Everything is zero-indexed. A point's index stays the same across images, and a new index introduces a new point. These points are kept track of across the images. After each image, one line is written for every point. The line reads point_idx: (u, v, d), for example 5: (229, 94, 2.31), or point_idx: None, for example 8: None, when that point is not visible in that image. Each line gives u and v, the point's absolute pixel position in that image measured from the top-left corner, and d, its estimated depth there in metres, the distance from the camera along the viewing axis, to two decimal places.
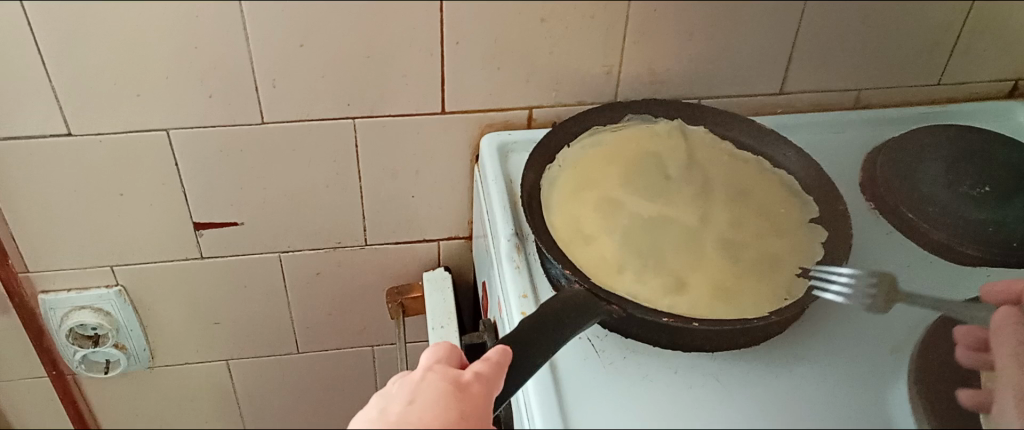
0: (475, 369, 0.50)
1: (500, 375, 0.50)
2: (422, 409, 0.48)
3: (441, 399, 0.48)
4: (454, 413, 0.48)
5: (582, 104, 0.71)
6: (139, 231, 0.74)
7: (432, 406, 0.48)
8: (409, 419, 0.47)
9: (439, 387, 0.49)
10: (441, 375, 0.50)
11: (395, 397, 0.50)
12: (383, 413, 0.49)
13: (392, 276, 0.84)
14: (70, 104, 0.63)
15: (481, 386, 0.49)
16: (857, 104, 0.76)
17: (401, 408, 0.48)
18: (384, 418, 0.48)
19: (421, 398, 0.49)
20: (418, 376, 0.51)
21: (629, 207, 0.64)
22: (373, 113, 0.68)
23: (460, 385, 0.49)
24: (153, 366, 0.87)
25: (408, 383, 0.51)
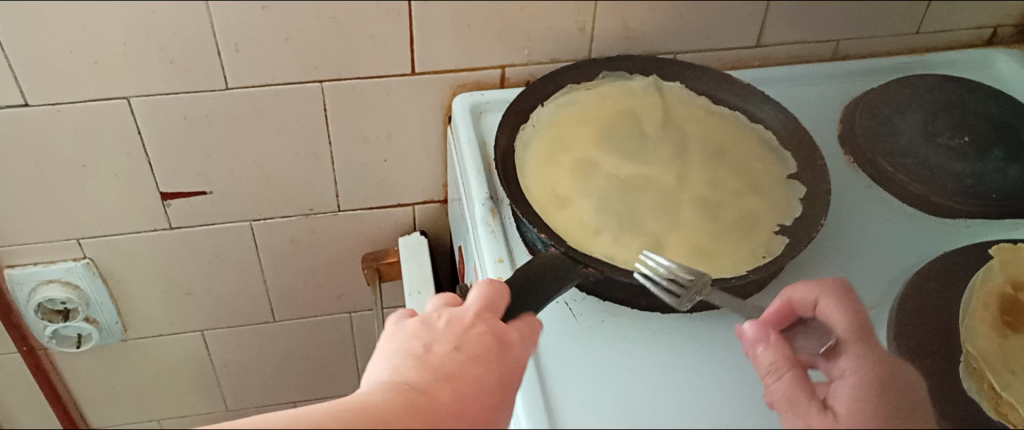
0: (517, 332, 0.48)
1: (530, 345, 0.49)
2: (469, 361, 0.44)
3: (488, 355, 0.45)
4: (497, 378, 0.45)
5: (556, 61, 0.70)
6: (104, 202, 0.72)
7: (479, 361, 0.45)
8: (456, 369, 0.44)
9: (486, 340, 0.46)
10: (489, 325, 0.47)
11: (437, 336, 0.46)
12: (426, 352, 0.45)
13: (367, 242, 0.83)
14: (25, 73, 0.61)
15: (519, 352, 0.47)
16: (835, 56, 0.75)
17: (448, 352, 0.45)
18: (427, 359, 0.44)
19: (469, 347, 0.45)
20: (465, 319, 0.47)
21: (605, 167, 0.63)
22: (341, 76, 0.66)
23: (505, 346, 0.47)
24: (127, 338, 0.86)
25: (453, 324, 0.47)
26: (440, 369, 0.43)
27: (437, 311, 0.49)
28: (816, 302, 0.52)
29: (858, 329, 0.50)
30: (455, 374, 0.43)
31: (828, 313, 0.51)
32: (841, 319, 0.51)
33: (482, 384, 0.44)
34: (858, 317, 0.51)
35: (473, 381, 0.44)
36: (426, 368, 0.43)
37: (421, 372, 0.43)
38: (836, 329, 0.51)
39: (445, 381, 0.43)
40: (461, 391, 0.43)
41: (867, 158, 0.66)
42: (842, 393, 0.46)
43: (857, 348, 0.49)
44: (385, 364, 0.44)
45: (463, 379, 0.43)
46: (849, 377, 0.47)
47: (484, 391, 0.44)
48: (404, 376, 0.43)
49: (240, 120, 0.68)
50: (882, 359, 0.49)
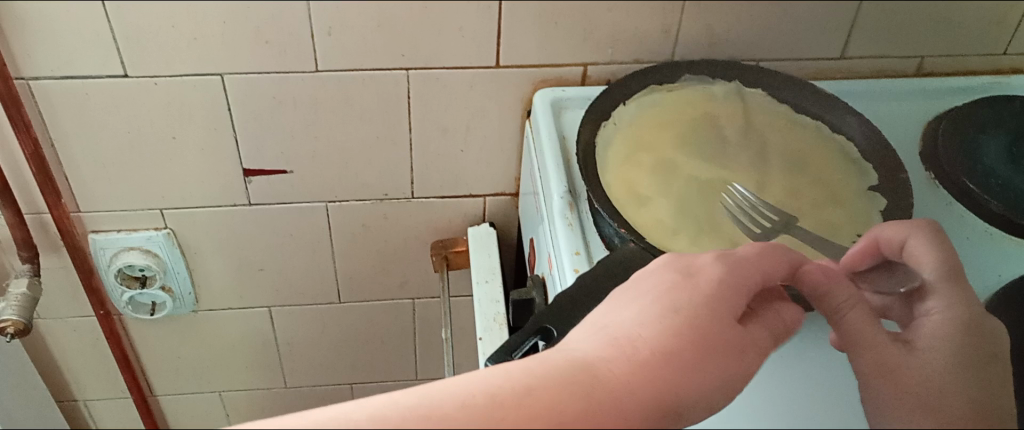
0: (711, 268, 0.44)
1: (745, 275, 0.44)
2: (655, 315, 0.42)
3: (678, 306, 0.42)
4: (691, 320, 0.41)
5: (638, 62, 0.70)
6: (189, 175, 0.74)
7: (665, 314, 0.42)
8: (639, 326, 0.41)
9: (675, 287, 0.43)
10: (677, 274, 0.44)
11: (630, 297, 0.44)
12: (613, 318, 0.43)
13: (436, 230, 0.84)
14: (127, 46, 0.63)
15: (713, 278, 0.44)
16: (918, 72, 0.75)
17: (634, 311, 0.42)
18: (612, 323, 0.42)
19: (657, 299, 0.43)
20: (657, 274, 0.45)
21: (684, 170, 0.63)
22: (427, 65, 0.68)
23: (699, 285, 0.43)
24: (197, 310, 0.88)
25: (646, 281, 0.45)
26: (626, 327, 0.41)
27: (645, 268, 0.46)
28: (904, 241, 0.53)
29: (945, 271, 0.51)
30: (636, 330, 0.41)
31: (917, 254, 0.52)
32: (928, 260, 0.52)
33: (665, 339, 0.40)
34: (943, 257, 0.52)
35: (663, 332, 0.41)
36: (607, 332, 0.42)
37: (603, 335, 0.41)
38: (924, 269, 0.51)
39: (630, 338, 0.41)
40: (647, 345, 0.40)
41: (949, 176, 0.66)
42: (917, 332, 0.47)
43: (944, 291, 0.50)
44: (577, 334, 0.43)
45: (646, 332, 0.41)
46: (928, 319, 0.48)
47: (675, 337, 0.40)
48: (585, 342, 0.41)
49: (325, 103, 0.70)
50: (965, 305, 0.49)
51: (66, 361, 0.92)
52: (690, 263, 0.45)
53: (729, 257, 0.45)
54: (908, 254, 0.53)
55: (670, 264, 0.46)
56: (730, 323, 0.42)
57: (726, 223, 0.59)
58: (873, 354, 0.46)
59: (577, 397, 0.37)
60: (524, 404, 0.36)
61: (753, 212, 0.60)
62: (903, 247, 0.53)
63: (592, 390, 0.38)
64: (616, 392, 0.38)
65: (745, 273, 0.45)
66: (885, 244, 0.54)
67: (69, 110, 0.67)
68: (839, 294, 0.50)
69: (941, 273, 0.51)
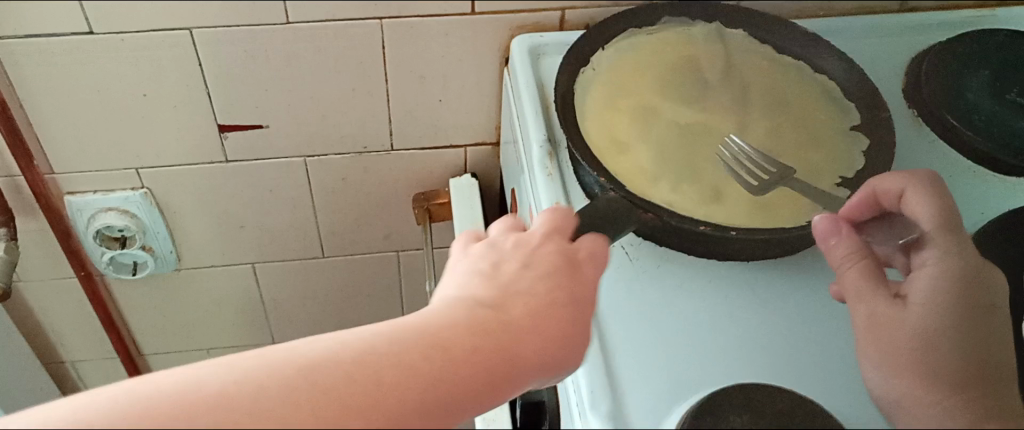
0: (587, 249, 0.50)
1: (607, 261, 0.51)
2: (537, 278, 0.47)
3: (554, 269, 0.48)
4: (566, 294, 0.48)
5: (616, 5, 0.69)
6: (163, 133, 0.73)
7: (544, 275, 0.48)
8: (521, 285, 0.47)
9: (555, 258, 0.49)
10: (557, 245, 0.50)
11: (509, 256, 0.50)
12: (494, 270, 0.48)
13: (418, 183, 0.83)
14: (91, 2, 0.61)
15: (591, 269, 0.50)
16: (901, 8, 0.73)
17: (515, 269, 0.48)
18: (496, 275, 0.48)
19: (538, 265, 0.48)
20: (535, 239, 0.50)
21: (665, 115, 0.63)
22: (401, 13, 0.66)
23: (574, 262, 0.49)
24: (180, 268, 0.88)
25: (525, 242, 0.50)
26: (507, 284, 0.47)
27: (501, 235, 0.52)
28: (902, 193, 0.55)
29: (943, 223, 0.54)
30: (521, 289, 0.47)
31: (916, 209, 0.54)
32: (926, 213, 0.54)
33: (541, 297, 0.47)
34: (942, 208, 0.54)
35: (542, 290, 0.47)
36: (493, 284, 0.47)
37: (487, 285, 0.47)
38: (923, 224, 0.54)
39: (513, 296, 0.46)
40: (529, 307, 0.46)
41: (933, 114, 0.65)
42: (910, 283, 0.51)
43: (944, 241, 0.53)
44: (457, 280, 0.48)
45: (528, 293, 0.47)
46: (927, 272, 0.51)
47: (551, 305, 0.46)
48: (471, 289, 0.47)
49: (298, 55, 0.68)
50: (962, 252, 0.52)
51: (51, 324, 0.92)
52: (568, 234, 0.51)
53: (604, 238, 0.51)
54: (906, 208, 0.54)
55: (529, 231, 0.52)
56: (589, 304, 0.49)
57: (710, 172, 0.58)
58: (868, 305, 0.51)
59: (482, 341, 0.43)
60: (433, 342, 0.42)
61: (751, 165, 0.58)
62: (901, 198, 0.55)
63: (485, 343, 0.43)
64: (508, 346, 0.44)
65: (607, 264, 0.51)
66: (882, 194, 0.55)
67: (34, 69, 0.65)
68: (844, 254, 0.53)
69: (939, 224, 0.53)
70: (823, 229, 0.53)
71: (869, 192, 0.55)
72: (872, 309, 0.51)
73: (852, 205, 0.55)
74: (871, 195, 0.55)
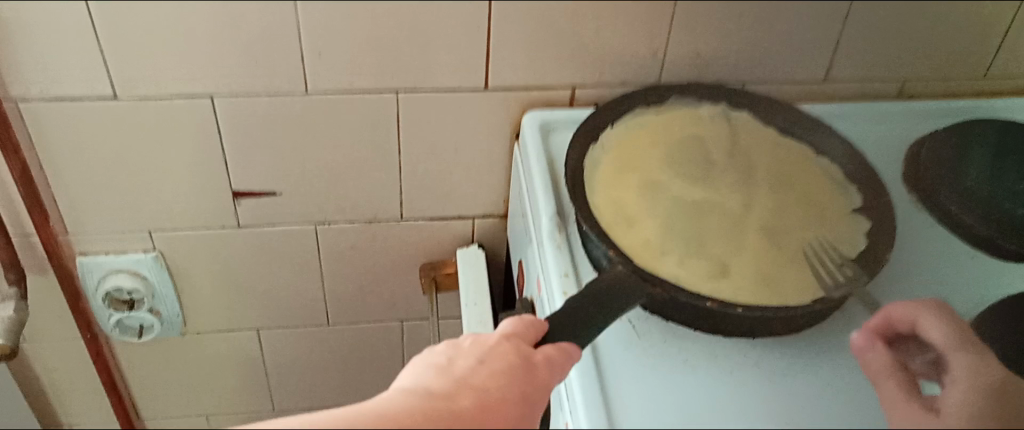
0: (547, 351, 0.50)
1: (566, 364, 0.51)
2: (490, 374, 0.48)
3: (508, 369, 0.48)
4: (516, 392, 0.47)
5: (625, 85, 0.71)
6: (177, 197, 0.74)
7: (498, 373, 0.48)
8: (474, 380, 0.47)
9: (510, 357, 0.49)
10: (516, 346, 0.50)
11: (465, 353, 0.50)
12: (450, 365, 0.49)
13: (426, 252, 0.84)
14: (117, 67, 0.63)
15: (547, 373, 0.50)
16: (901, 95, 0.76)
17: (469, 365, 0.48)
18: (449, 370, 0.48)
19: (492, 362, 0.49)
20: (494, 339, 0.51)
21: (672, 191, 0.64)
22: (416, 86, 0.68)
23: (530, 363, 0.49)
24: (184, 332, 0.88)
25: (482, 342, 0.51)
26: (459, 378, 0.47)
27: (464, 337, 0.53)
28: (914, 319, 0.55)
29: (959, 339, 0.54)
30: (473, 383, 0.47)
31: (930, 330, 0.55)
32: (940, 332, 0.54)
33: (496, 394, 0.47)
34: (955, 324, 0.55)
35: (496, 388, 0.47)
36: (445, 378, 0.47)
37: (441, 379, 0.47)
38: (940, 343, 0.54)
39: (463, 389, 0.46)
40: (478, 400, 0.46)
41: (932, 198, 0.67)
42: (941, 396, 0.51)
43: (962, 357, 0.53)
44: (413, 374, 0.49)
45: (481, 387, 0.47)
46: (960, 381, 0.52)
47: (501, 402, 0.46)
48: (424, 382, 0.47)
49: (314, 125, 0.70)
50: (986, 366, 0.53)
51: (52, 385, 0.91)
52: (527, 338, 0.52)
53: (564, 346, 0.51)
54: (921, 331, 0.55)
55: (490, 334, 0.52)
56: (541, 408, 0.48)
57: (716, 247, 0.60)
58: (903, 415, 0.50)
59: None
60: (387, 428, 0.42)
61: (817, 256, 0.59)
62: (914, 324, 0.55)
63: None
64: None
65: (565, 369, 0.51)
66: (896, 320, 0.56)
67: (58, 132, 0.67)
68: (881, 365, 0.54)
69: (955, 342, 0.54)
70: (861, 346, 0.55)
71: (885, 320, 0.56)
72: (907, 420, 0.50)
73: (874, 330, 0.56)
74: (885, 323, 0.56)
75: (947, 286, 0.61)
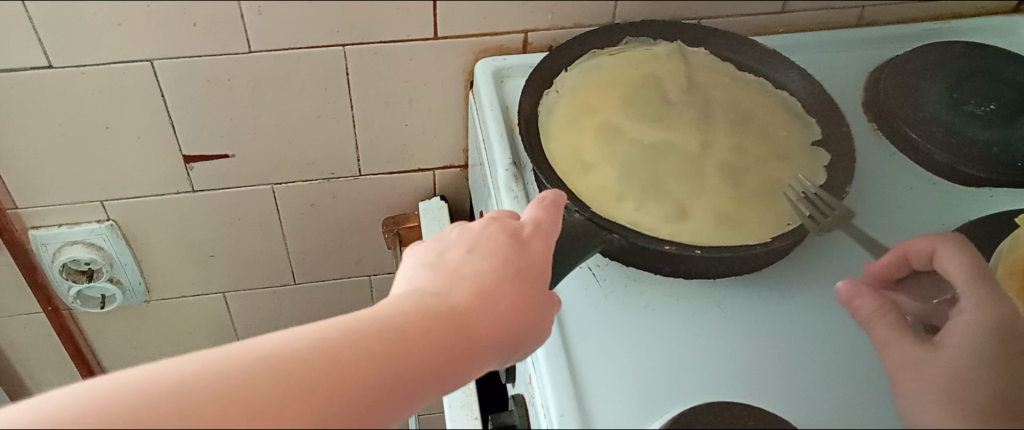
0: (535, 220, 0.51)
1: (555, 231, 0.51)
2: (483, 261, 0.48)
3: (501, 249, 0.49)
4: (514, 271, 0.48)
5: (579, 26, 0.69)
6: (127, 164, 0.72)
7: (493, 254, 0.48)
8: (468, 270, 0.47)
9: (500, 239, 0.50)
10: (503, 225, 0.51)
11: (454, 244, 0.50)
12: (440, 260, 0.49)
13: (388, 207, 0.83)
14: (50, 34, 0.61)
15: (540, 243, 0.50)
16: (860, 22, 0.74)
17: (461, 257, 0.49)
18: (441, 264, 0.48)
19: (483, 248, 0.49)
20: (479, 224, 0.51)
21: (629, 133, 0.63)
22: (364, 39, 0.66)
23: (521, 240, 0.50)
24: (149, 299, 0.87)
25: (469, 230, 0.51)
26: (454, 270, 0.48)
27: (445, 230, 0.53)
28: (933, 253, 0.54)
29: (979, 277, 0.53)
30: (468, 273, 0.47)
31: (948, 267, 0.54)
32: (958, 270, 0.53)
33: (496, 274, 0.47)
34: (978, 263, 0.53)
35: (495, 268, 0.48)
36: (439, 274, 0.47)
37: (437, 273, 0.48)
38: (956, 281, 0.53)
39: (461, 279, 0.47)
40: (477, 289, 0.46)
41: (893, 125, 0.66)
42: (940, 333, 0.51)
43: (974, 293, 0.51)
44: (405, 274, 0.49)
45: (477, 274, 0.47)
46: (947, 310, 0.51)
47: (500, 284, 0.47)
48: (419, 282, 0.47)
49: (262, 82, 0.68)
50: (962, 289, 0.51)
51: (19, 357, 0.90)
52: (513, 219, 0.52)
53: (544, 207, 0.52)
54: (939, 267, 0.54)
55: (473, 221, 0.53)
56: (544, 277, 0.49)
57: (675, 189, 0.59)
58: (896, 348, 0.51)
59: (445, 320, 0.44)
60: (396, 324, 0.43)
61: (799, 211, 0.58)
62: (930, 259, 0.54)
63: (447, 323, 0.44)
64: (470, 321, 0.45)
65: (555, 239, 0.51)
66: (913, 254, 0.55)
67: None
68: (871, 310, 0.53)
69: (972, 278, 0.52)
70: (847, 292, 0.55)
71: (901, 253, 0.55)
72: (901, 353, 0.50)
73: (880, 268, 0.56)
74: (902, 257, 0.55)
75: (909, 215, 0.61)
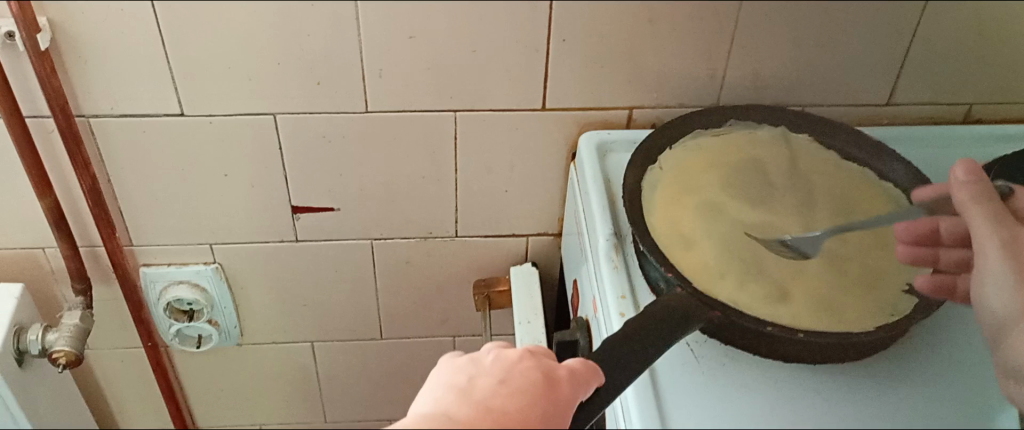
0: (570, 367, 0.51)
1: (590, 381, 0.51)
2: (508, 396, 0.48)
3: (527, 389, 0.49)
4: (536, 413, 0.48)
5: (683, 106, 0.71)
6: (237, 212, 0.76)
7: (517, 394, 0.49)
8: (493, 403, 0.48)
9: (529, 377, 0.50)
10: (536, 363, 0.51)
11: (486, 372, 0.51)
12: (470, 384, 0.50)
13: (480, 269, 0.85)
14: (185, 85, 0.65)
15: (569, 387, 0.50)
16: (967, 118, 0.74)
17: (489, 386, 0.49)
18: (469, 391, 0.49)
19: (511, 383, 0.49)
20: (514, 356, 0.52)
21: (731, 215, 0.63)
22: (475, 106, 0.69)
23: (552, 380, 0.50)
24: (241, 343, 0.89)
25: (503, 363, 0.51)
26: (478, 401, 0.48)
27: (485, 352, 0.53)
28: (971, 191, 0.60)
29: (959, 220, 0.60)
30: (489, 408, 0.48)
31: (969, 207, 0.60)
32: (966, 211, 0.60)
33: (518, 416, 0.48)
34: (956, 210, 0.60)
35: (517, 409, 0.48)
36: (464, 399, 0.48)
37: (462, 401, 0.48)
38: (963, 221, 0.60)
39: (480, 414, 0.47)
40: (495, 425, 0.47)
41: None
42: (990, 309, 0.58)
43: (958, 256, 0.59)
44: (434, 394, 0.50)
45: (498, 412, 0.47)
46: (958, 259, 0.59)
47: (520, 426, 0.47)
48: (442, 406, 0.48)
49: (374, 143, 0.71)
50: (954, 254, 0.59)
51: (113, 391, 0.93)
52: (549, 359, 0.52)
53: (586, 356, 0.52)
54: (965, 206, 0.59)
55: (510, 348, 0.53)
56: (561, 425, 0.49)
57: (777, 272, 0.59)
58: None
59: None
60: None
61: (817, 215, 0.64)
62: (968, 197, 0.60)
63: None
64: None
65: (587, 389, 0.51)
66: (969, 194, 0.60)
67: (126, 146, 0.69)
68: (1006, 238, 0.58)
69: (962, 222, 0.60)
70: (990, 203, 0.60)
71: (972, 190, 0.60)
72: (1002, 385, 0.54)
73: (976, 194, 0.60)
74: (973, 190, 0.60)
75: None
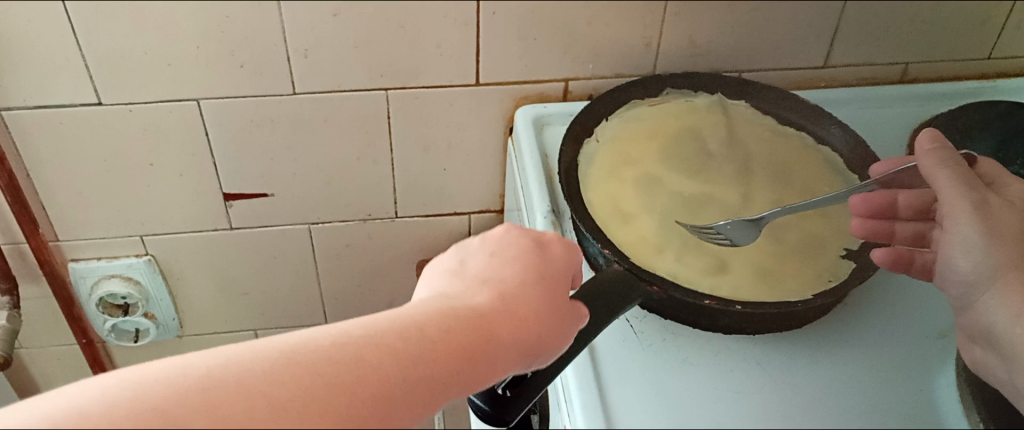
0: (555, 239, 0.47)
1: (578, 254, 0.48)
2: (505, 264, 0.43)
3: (523, 258, 0.44)
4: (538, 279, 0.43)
5: (619, 77, 0.70)
6: (167, 202, 0.73)
7: (516, 263, 0.44)
8: (492, 272, 0.42)
9: (522, 246, 0.45)
10: (524, 235, 0.47)
11: (475, 252, 0.45)
12: (462, 267, 0.44)
13: (423, 249, 0.83)
14: (100, 72, 0.62)
15: (559, 251, 0.47)
16: (904, 78, 0.74)
17: (482, 262, 0.44)
18: (464, 272, 0.43)
19: (504, 254, 0.44)
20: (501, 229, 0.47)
21: (669, 185, 0.63)
22: (407, 84, 0.67)
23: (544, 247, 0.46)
24: (181, 334, 0.87)
25: (487, 241, 0.46)
26: (475, 275, 0.42)
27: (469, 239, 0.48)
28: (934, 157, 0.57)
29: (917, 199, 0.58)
30: (488, 277, 0.42)
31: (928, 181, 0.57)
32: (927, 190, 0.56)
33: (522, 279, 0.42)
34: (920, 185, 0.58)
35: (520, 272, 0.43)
36: (459, 278, 0.42)
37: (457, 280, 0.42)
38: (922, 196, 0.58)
39: (483, 283, 0.41)
40: (498, 290, 0.41)
41: None
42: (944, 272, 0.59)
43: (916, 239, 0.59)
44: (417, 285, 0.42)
45: (500, 279, 0.42)
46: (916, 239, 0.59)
47: (524, 290, 0.42)
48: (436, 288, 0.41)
49: (305, 126, 0.69)
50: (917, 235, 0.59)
51: None
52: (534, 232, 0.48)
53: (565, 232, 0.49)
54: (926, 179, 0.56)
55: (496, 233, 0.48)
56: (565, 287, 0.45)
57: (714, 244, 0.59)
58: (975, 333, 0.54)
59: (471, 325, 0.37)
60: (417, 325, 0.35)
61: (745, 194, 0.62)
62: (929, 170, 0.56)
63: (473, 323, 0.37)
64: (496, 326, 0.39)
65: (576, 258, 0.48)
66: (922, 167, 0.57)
67: (41, 139, 0.66)
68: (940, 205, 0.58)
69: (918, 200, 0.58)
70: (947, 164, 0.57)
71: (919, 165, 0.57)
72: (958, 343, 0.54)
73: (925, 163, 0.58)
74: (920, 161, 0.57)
75: None
